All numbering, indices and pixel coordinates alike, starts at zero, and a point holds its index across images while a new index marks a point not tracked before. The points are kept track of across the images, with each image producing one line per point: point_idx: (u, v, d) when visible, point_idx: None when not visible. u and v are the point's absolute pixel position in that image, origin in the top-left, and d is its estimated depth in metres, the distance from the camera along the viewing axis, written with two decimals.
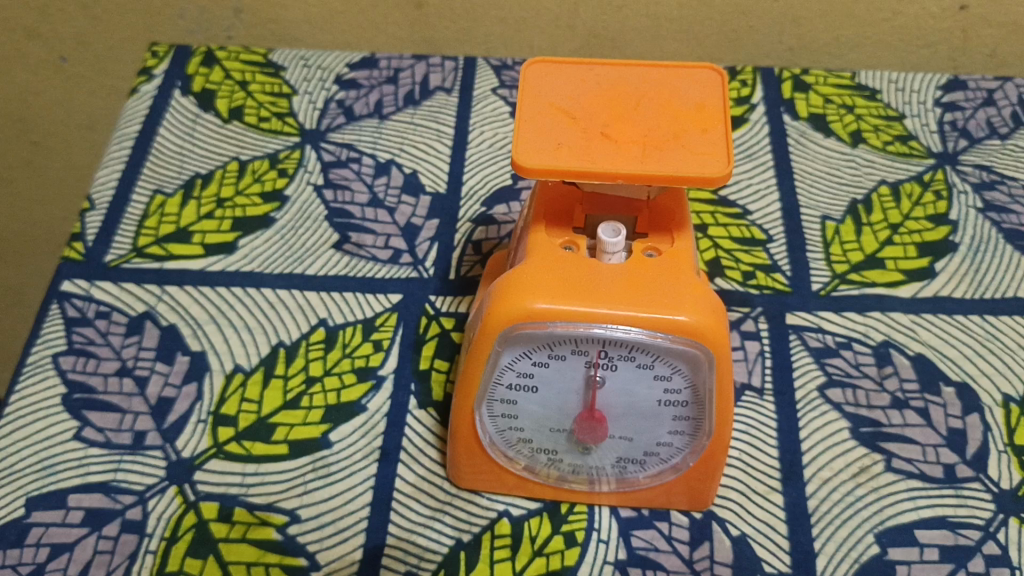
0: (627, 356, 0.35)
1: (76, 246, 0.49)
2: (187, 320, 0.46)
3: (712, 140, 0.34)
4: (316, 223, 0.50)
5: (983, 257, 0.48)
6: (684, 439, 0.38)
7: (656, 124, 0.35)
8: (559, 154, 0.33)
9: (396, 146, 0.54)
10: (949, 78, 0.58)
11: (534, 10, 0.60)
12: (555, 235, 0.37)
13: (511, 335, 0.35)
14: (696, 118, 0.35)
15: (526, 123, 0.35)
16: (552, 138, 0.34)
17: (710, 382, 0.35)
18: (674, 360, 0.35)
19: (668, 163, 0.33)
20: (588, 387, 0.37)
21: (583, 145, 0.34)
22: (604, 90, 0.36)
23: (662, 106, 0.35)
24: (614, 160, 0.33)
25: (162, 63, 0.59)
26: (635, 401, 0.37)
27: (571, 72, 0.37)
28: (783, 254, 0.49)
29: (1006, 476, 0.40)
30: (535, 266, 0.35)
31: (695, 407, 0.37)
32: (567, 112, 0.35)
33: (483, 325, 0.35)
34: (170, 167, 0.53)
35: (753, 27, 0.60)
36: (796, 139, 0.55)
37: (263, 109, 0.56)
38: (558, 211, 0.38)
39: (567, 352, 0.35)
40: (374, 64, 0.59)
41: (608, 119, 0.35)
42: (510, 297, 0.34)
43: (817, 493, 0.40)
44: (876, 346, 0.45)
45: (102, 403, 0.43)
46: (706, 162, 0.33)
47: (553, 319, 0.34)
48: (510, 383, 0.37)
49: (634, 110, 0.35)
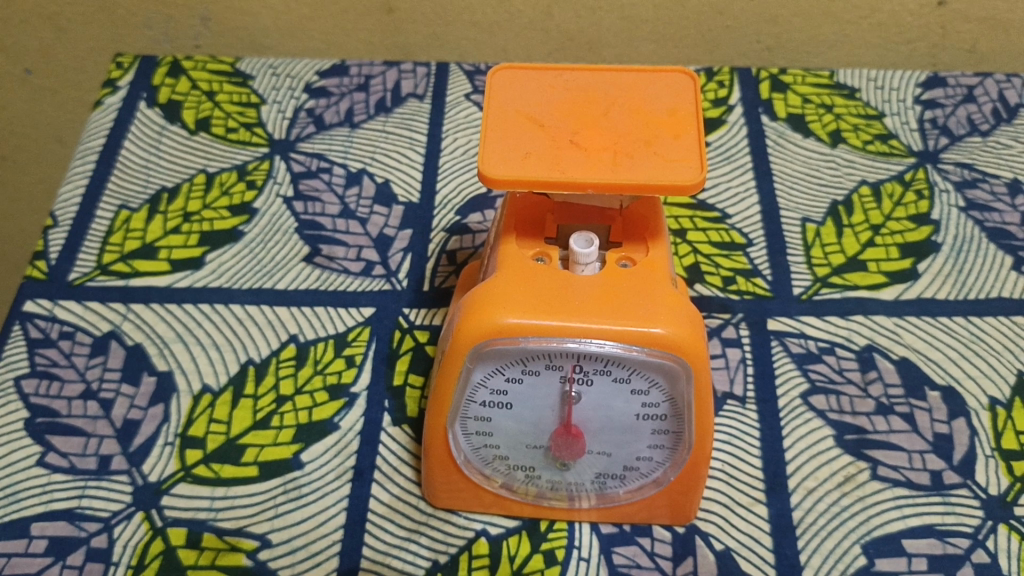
0: (603, 370, 0.34)
1: (38, 265, 0.48)
2: (154, 340, 0.45)
3: (684, 147, 0.33)
4: (286, 236, 0.49)
5: (966, 257, 0.47)
6: (664, 453, 0.37)
7: (627, 130, 0.34)
8: (527, 164, 0.32)
9: (367, 154, 0.53)
10: (928, 75, 0.57)
11: (507, 13, 0.59)
12: (526, 246, 0.36)
13: (483, 351, 0.34)
14: (668, 123, 0.34)
15: (491, 131, 0.34)
16: (519, 147, 0.33)
17: (689, 395, 0.35)
18: (651, 374, 0.34)
19: (640, 171, 0.32)
20: (564, 403, 0.36)
21: (552, 153, 0.33)
22: (573, 96, 0.35)
23: (632, 112, 0.35)
24: (583, 169, 0.32)
25: (127, 74, 0.58)
26: (612, 415, 0.36)
27: (538, 78, 0.36)
28: (763, 258, 0.48)
29: (994, 482, 0.40)
30: (505, 280, 0.34)
31: (674, 420, 0.36)
32: (535, 119, 0.34)
33: (453, 341, 0.34)
34: (135, 180, 0.52)
35: (730, 27, 0.59)
36: (774, 140, 0.54)
37: (231, 120, 0.55)
38: (529, 221, 0.37)
39: (541, 367, 0.34)
40: (345, 71, 0.58)
41: (577, 127, 0.34)
42: (480, 312, 0.33)
43: (802, 504, 0.39)
44: (860, 350, 0.44)
45: (66, 427, 0.42)
46: (679, 169, 0.32)
47: (524, 334, 0.33)
48: (483, 400, 0.36)
49: (604, 116, 0.34)
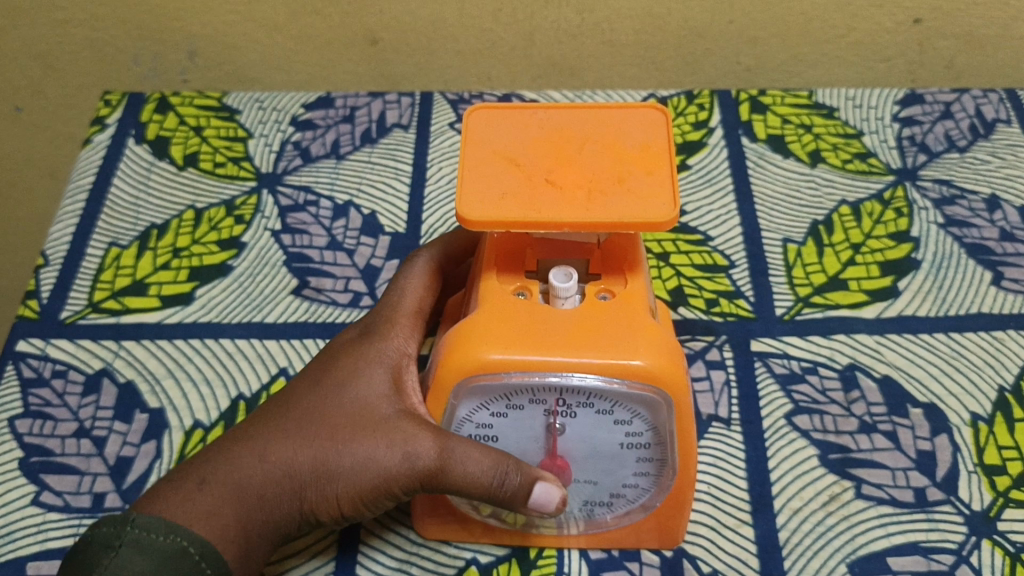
0: (585, 402, 0.35)
1: (30, 304, 0.48)
2: (145, 376, 0.45)
3: (657, 183, 0.34)
4: (275, 269, 0.49)
5: (946, 273, 0.48)
6: (649, 480, 0.37)
7: (601, 167, 0.34)
8: (503, 204, 0.33)
9: (353, 186, 0.53)
10: (906, 93, 0.58)
11: (490, 41, 0.60)
12: (507, 280, 0.36)
13: (466, 388, 0.34)
14: (641, 159, 0.35)
15: (468, 172, 0.34)
16: (495, 187, 0.34)
17: (670, 423, 0.35)
18: (632, 405, 0.35)
19: (614, 209, 0.33)
20: (549, 434, 0.36)
21: (527, 193, 0.33)
22: (547, 133, 0.36)
23: (606, 148, 0.35)
24: (558, 208, 0.33)
25: (115, 112, 0.58)
26: (597, 445, 0.36)
27: (514, 116, 0.37)
28: (745, 280, 0.48)
29: (977, 498, 0.40)
30: (485, 314, 0.35)
31: (658, 448, 0.36)
32: (511, 159, 0.35)
33: (436, 377, 0.35)
34: (125, 218, 0.53)
35: (710, 50, 0.60)
36: (755, 161, 0.54)
37: (218, 154, 0.56)
38: (509, 254, 0.37)
39: (525, 401, 0.35)
40: (331, 103, 0.59)
41: (551, 165, 0.35)
42: (462, 349, 0.34)
43: (788, 525, 0.40)
44: (842, 369, 0.44)
45: (60, 465, 0.42)
46: (652, 206, 0.33)
47: (506, 369, 0.33)
48: (468, 434, 0.37)
49: (578, 154, 0.35)
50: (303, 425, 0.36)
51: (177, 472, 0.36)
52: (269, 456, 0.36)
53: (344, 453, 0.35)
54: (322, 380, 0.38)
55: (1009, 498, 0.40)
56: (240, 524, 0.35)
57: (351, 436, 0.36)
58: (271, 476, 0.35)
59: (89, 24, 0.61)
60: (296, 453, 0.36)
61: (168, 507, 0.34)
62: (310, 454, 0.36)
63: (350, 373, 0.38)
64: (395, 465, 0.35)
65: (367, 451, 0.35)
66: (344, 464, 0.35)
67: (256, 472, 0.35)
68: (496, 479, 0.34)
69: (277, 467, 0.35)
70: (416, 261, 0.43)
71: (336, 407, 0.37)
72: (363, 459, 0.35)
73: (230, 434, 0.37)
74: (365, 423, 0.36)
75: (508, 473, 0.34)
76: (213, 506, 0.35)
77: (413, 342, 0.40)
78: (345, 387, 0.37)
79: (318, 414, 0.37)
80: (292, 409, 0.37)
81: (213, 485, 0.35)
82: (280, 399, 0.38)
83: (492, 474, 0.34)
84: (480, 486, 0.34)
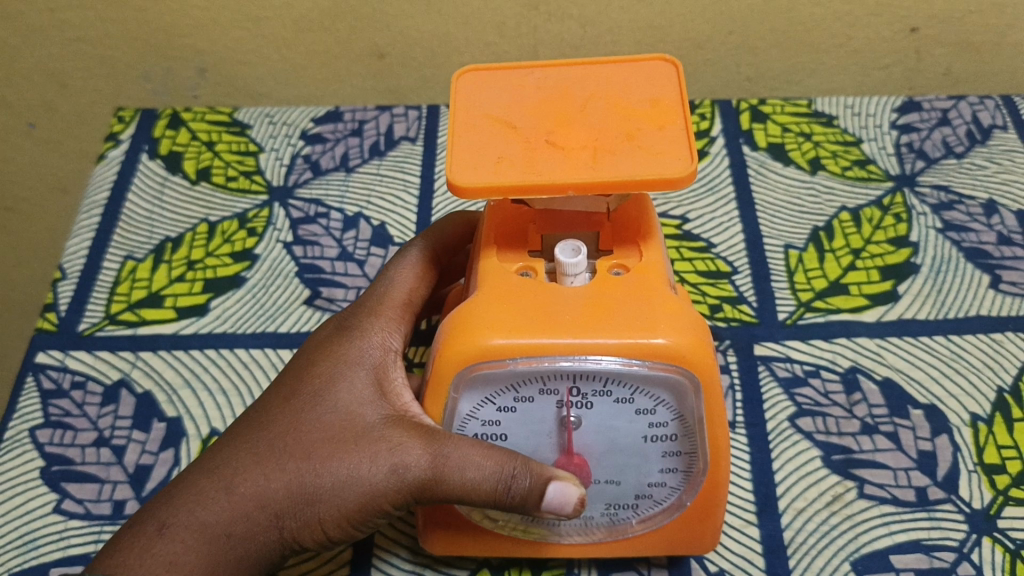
0: (603, 390, 0.33)
1: (49, 317, 0.49)
2: (162, 386, 0.46)
3: (668, 138, 0.33)
4: (287, 280, 0.50)
5: (945, 277, 0.49)
6: (678, 478, 0.35)
7: (606, 125, 0.34)
8: (500, 170, 0.32)
9: (363, 198, 0.55)
10: (903, 101, 0.59)
11: (494, 54, 0.61)
12: (508, 260, 0.35)
13: (469, 377, 0.33)
14: (650, 114, 0.34)
15: (460, 139, 0.34)
16: (492, 153, 0.33)
17: (699, 410, 0.33)
18: (654, 390, 0.33)
19: (623, 168, 0.32)
20: (563, 429, 0.34)
21: (526, 157, 0.33)
22: (546, 93, 0.35)
23: (611, 106, 0.34)
24: (561, 171, 0.32)
25: (128, 128, 0.60)
26: (617, 438, 0.35)
27: (507, 78, 0.36)
28: (747, 285, 0.49)
29: (977, 496, 0.41)
30: (487, 297, 0.33)
31: (685, 440, 0.34)
32: (507, 123, 0.34)
33: (435, 364, 0.33)
34: (140, 232, 0.54)
35: (710, 60, 0.61)
36: (756, 169, 0.56)
37: (230, 169, 0.57)
38: (511, 234, 0.36)
39: (535, 392, 0.33)
40: (339, 117, 0.60)
41: (552, 126, 0.34)
42: (463, 332, 0.32)
43: (792, 525, 0.41)
44: (844, 372, 0.45)
45: (80, 474, 0.43)
46: (663, 163, 0.32)
47: (511, 355, 0.32)
48: (476, 431, 0.35)
49: (580, 113, 0.34)
50: (275, 446, 0.35)
51: (139, 517, 0.35)
52: (237, 487, 0.34)
53: (326, 471, 0.34)
54: (293, 394, 0.37)
55: (1009, 496, 0.41)
56: (213, 565, 0.34)
57: (331, 452, 0.34)
58: (242, 509, 0.34)
59: (103, 42, 0.62)
60: (268, 480, 0.34)
61: (132, 558, 0.33)
62: (285, 477, 0.34)
63: (326, 381, 0.36)
64: (385, 477, 0.34)
65: (351, 467, 0.34)
66: (325, 484, 0.34)
67: (224, 507, 0.34)
68: (502, 483, 0.33)
69: (249, 497, 0.34)
70: (404, 254, 0.42)
71: (312, 423, 0.35)
72: (347, 476, 0.34)
73: (193, 467, 0.36)
74: (346, 436, 0.35)
75: (516, 475, 0.33)
76: (176, 553, 0.33)
77: (394, 336, 0.39)
78: (320, 398, 0.36)
79: (291, 431, 0.35)
80: (264, 428, 0.36)
81: (173, 530, 0.34)
82: (250, 418, 0.37)
83: (497, 477, 0.33)
84: (483, 491, 0.33)
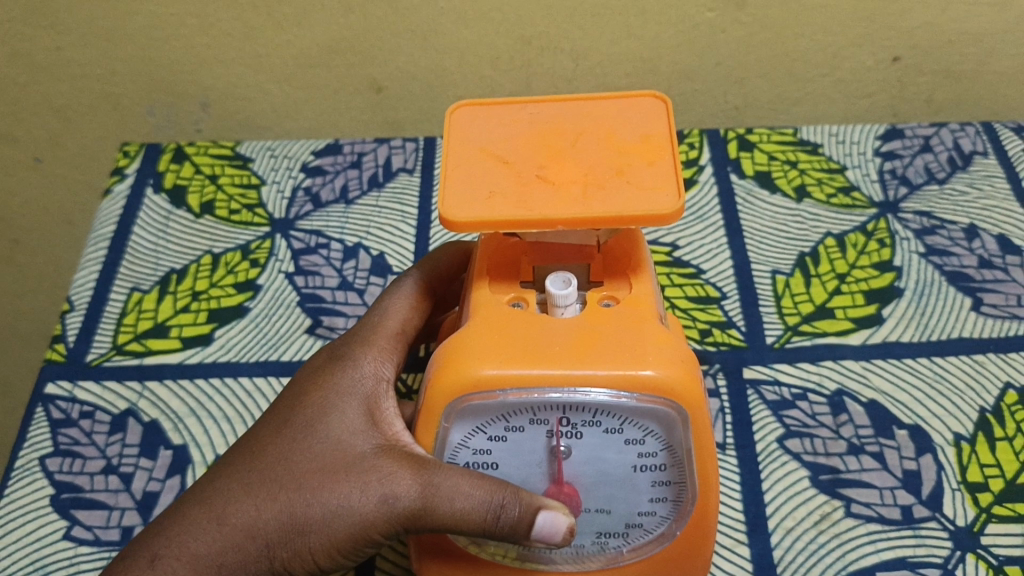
0: (592, 421, 0.34)
1: (58, 348, 0.51)
2: (169, 415, 0.48)
3: (659, 173, 0.34)
4: (289, 309, 0.52)
5: (928, 300, 0.50)
6: (668, 507, 0.36)
7: (598, 160, 0.34)
8: (492, 203, 0.33)
9: (362, 229, 0.56)
10: (886, 129, 0.61)
11: (489, 86, 0.63)
12: (501, 291, 0.36)
13: (460, 408, 0.33)
14: (642, 150, 0.35)
15: (454, 172, 0.35)
16: (485, 186, 0.34)
17: (687, 441, 0.34)
18: (643, 421, 0.34)
19: (613, 203, 0.33)
20: (553, 458, 0.35)
21: (518, 191, 0.33)
22: (538, 128, 0.36)
23: (603, 141, 0.35)
24: (553, 204, 0.33)
25: (133, 162, 0.61)
26: (606, 468, 0.35)
27: (500, 113, 0.37)
28: (736, 310, 0.51)
29: (961, 514, 0.42)
30: (479, 328, 0.34)
31: (675, 471, 0.35)
32: (500, 157, 0.35)
33: (427, 395, 0.34)
34: (145, 264, 0.55)
35: (699, 90, 0.63)
36: (743, 197, 0.57)
37: (233, 202, 0.58)
38: (504, 265, 0.37)
39: (524, 422, 0.34)
40: (338, 149, 0.62)
41: (544, 160, 0.35)
42: (455, 364, 0.33)
43: (782, 543, 0.42)
44: (831, 394, 0.47)
45: (90, 501, 0.44)
46: (654, 197, 0.33)
47: (502, 386, 0.32)
48: (466, 461, 0.36)
49: (572, 148, 0.35)
50: (266, 476, 0.36)
51: (134, 546, 0.37)
52: (229, 518, 0.36)
53: (315, 502, 0.35)
54: (287, 426, 0.38)
55: (991, 513, 0.42)
56: None
57: (321, 483, 0.36)
58: (232, 540, 0.36)
59: (108, 79, 0.64)
60: (259, 511, 0.36)
61: None
62: (276, 508, 0.36)
63: (318, 412, 0.38)
64: (375, 507, 0.35)
65: (340, 498, 0.35)
66: (315, 515, 0.35)
67: (216, 538, 0.36)
68: (492, 513, 0.33)
69: (239, 527, 0.36)
70: (401, 283, 0.44)
71: (303, 455, 0.36)
72: (336, 506, 0.35)
73: (187, 499, 0.37)
74: (337, 467, 0.36)
75: (505, 504, 0.33)
76: None
77: (387, 366, 0.40)
78: (312, 429, 0.37)
79: (283, 462, 0.36)
80: (257, 459, 0.37)
81: (164, 560, 0.35)
82: (244, 449, 0.38)
83: (486, 507, 0.33)
84: (472, 522, 0.34)
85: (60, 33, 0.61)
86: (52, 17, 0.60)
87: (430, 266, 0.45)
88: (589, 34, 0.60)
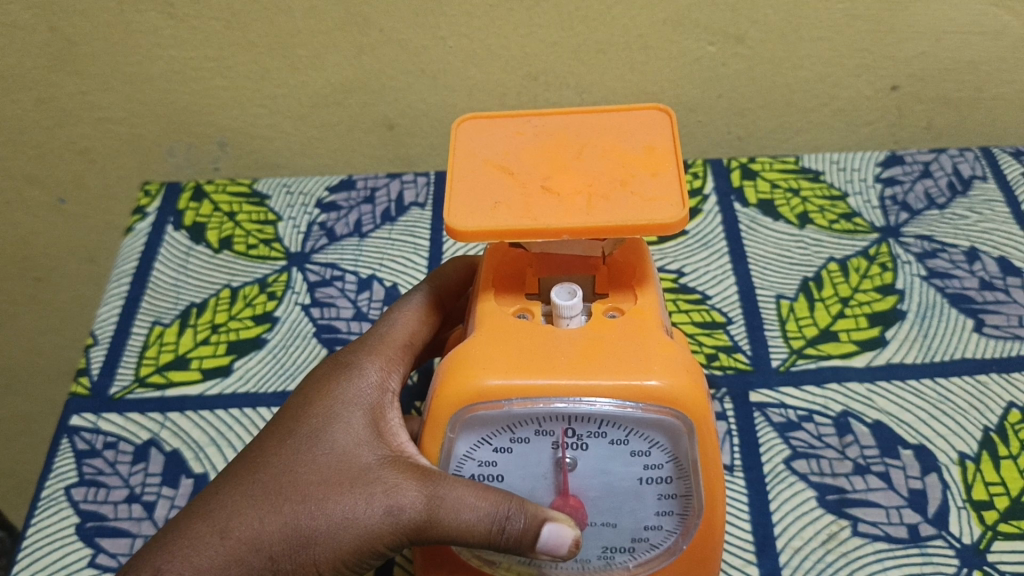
0: (597, 432, 0.35)
1: (83, 381, 0.52)
2: (189, 444, 0.49)
3: (662, 183, 0.35)
4: (306, 340, 0.53)
5: (930, 323, 0.51)
6: (674, 520, 0.37)
7: (602, 171, 0.36)
8: (497, 213, 0.34)
9: (376, 261, 0.58)
10: (886, 156, 0.62)
11: None
12: (507, 303, 0.37)
13: (466, 418, 0.34)
14: (645, 160, 0.36)
15: (460, 183, 0.36)
16: (490, 198, 0.35)
17: (693, 453, 0.35)
18: (649, 432, 0.35)
19: (617, 212, 0.34)
20: (558, 469, 0.36)
21: (524, 203, 0.35)
22: (543, 140, 0.38)
23: (606, 152, 0.37)
24: (557, 215, 0.34)
25: (155, 201, 0.64)
26: (612, 481, 0.36)
27: (507, 126, 0.39)
28: (742, 335, 0.52)
29: (967, 532, 0.43)
30: (485, 337, 0.35)
31: (680, 483, 0.36)
32: (505, 168, 0.36)
33: (434, 406, 0.35)
34: (167, 298, 0.57)
35: (702, 121, 0.65)
36: (747, 225, 0.59)
37: (251, 237, 0.60)
38: (509, 277, 0.38)
39: (530, 433, 0.35)
40: (352, 185, 0.64)
41: (549, 171, 0.36)
42: (461, 373, 0.34)
43: (790, 562, 0.43)
44: (836, 416, 0.48)
45: (113, 529, 0.45)
46: (659, 207, 0.34)
47: (507, 396, 0.33)
48: (472, 472, 0.37)
49: (577, 159, 0.37)
50: (270, 488, 0.37)
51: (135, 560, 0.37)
52: (232, 531, 0.37)
53: (320, 515, 0.36)
54: (290, 437, 0.39)
55: (997, 531, 0.43)
56: None
57: (327, 496, 0.37)
58: (236, 554, 0.36)
59: (129, 121, 0.66)
60: (262, 524, 0.36)
61: None
62: (280, 521, 0.36)
63: (322, 423, 0.39)
64: (380, 519, 0.36)
65: (346, 509, 0.36)
66: (320, 527, 0.36)
67: (218, 552, 0.36)
68: (498, 525, 0.34)
69: (242, 541, 0.36)
70: (410, 297, 0.45)
71: (308, 467, 0.38)
72: (341, 519, 0.36)
73: (190, 512, 0.38)
74: (341, 479, 0.37)
75: (510, 517, 0.34)
76: None
77: (392, 377, 0.42)
78: (315, 440, 0.38)
79: (287, 474, 0.37)
80: (260, 472, 0.38)
81: None
82: (247, 460, 0.39)
83: (491, 520, 0.34)
84: (477, 534, 0.35)
85: (83, 79, 0.63)
86: (76, 64, 0.62)
87: (438, 280, 0.47)
88: (591, 70, 0.62)
